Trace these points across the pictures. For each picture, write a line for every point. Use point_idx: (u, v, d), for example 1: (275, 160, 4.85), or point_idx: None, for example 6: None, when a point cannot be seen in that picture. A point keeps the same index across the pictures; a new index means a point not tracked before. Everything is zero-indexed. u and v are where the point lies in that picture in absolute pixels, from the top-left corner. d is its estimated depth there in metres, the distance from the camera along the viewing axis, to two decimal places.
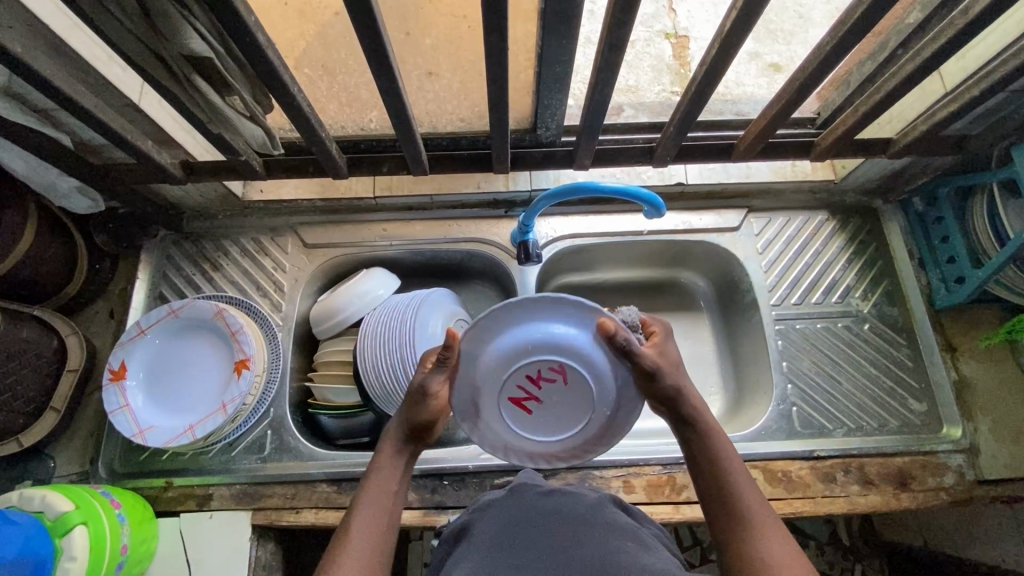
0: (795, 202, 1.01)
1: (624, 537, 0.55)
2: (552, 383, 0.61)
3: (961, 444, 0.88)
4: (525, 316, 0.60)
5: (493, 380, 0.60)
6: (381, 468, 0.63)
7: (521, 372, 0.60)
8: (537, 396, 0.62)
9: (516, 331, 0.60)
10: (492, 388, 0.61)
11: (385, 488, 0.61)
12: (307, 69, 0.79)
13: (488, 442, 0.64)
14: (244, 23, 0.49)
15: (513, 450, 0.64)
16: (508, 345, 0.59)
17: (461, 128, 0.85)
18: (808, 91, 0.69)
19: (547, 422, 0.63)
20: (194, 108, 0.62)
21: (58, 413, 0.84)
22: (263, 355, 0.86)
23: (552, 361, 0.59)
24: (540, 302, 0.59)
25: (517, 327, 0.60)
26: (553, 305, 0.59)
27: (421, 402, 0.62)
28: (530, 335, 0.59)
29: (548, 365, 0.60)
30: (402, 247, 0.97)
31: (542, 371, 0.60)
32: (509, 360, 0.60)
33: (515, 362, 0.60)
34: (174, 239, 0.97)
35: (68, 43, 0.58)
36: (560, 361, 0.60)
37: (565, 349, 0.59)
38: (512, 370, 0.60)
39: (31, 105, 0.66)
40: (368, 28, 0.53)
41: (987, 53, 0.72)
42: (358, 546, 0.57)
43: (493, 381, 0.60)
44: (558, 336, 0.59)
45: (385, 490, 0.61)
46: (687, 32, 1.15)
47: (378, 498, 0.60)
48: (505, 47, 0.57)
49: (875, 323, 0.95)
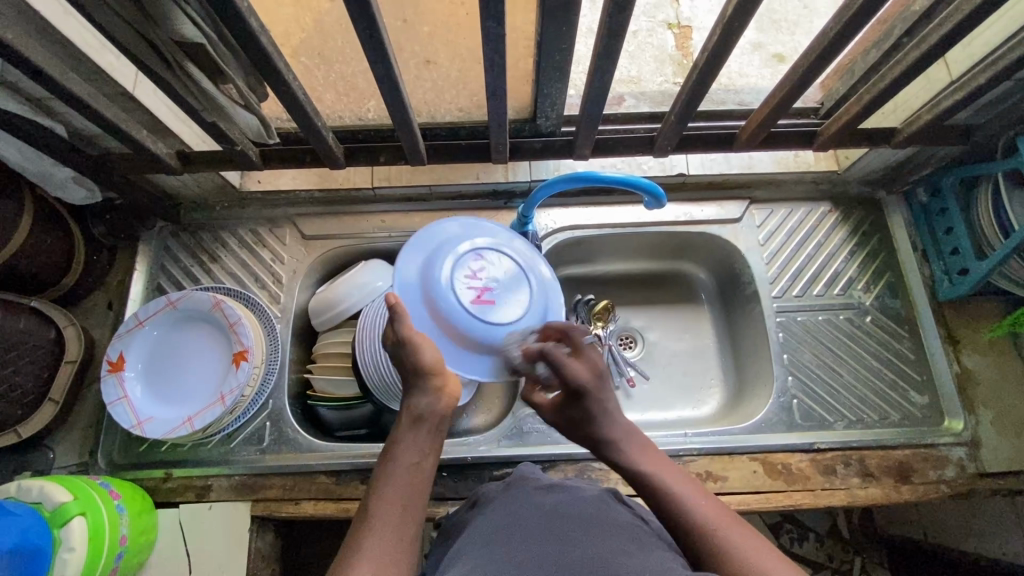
0: (797, 192, 1.00)
1: (627, 534, 0.55)
2: (489, 275, 0.68)
3: (963, 437, 0.87)
4: (427, 242, 0.70)
5: (442, 272, 0.67)
6: (398, 446, 0.58)
7: (462, 263, 0.68)
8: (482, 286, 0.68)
9: (432, 244, 0.70)
10: (442, 271, 0.67)
11: (404, 467, 0.57)
12: (304, 58, 0.77)
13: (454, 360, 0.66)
14: (236, 7, 0.48)
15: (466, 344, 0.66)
16: (445, 247, 0.69)
17: (459, 117, 0.86)
18: (810, 79, 0.69)
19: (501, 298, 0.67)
20: (189, 97, 0.61)
21: (55, 404, 0.84)
22: (261, 347, 0.85)
23: (480, 252, 0.69)
24: (406, 252, 0.69)
25: (411, 260, 0.69)
26: (430, 234, 0.71)
27: (400, 348, 0.61)
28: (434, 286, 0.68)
29: (478, 258, 0.69)
30: (401, 239, 0.97)
31: (479, 265, 0.69)
32: (449, 250, 0.69)
33: (455, 251, 0.69)
34: (172, 230, 0.96)
35: (60, 31, 0.57)
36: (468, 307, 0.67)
37: (484, 244, 0.70)
38: (458, 252, 0.69)
39: (26, 95, 0.66)
40: (362, 15, 0.52)
41: (992, 41, 0.71)
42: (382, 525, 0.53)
43: (438, 270, 0.67)
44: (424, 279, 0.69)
45: (407, 465, 0.57)
46: (690, 22, 1.14)
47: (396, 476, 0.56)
48: (502, 34, 0.56)
49: (877, 315, 0.95)
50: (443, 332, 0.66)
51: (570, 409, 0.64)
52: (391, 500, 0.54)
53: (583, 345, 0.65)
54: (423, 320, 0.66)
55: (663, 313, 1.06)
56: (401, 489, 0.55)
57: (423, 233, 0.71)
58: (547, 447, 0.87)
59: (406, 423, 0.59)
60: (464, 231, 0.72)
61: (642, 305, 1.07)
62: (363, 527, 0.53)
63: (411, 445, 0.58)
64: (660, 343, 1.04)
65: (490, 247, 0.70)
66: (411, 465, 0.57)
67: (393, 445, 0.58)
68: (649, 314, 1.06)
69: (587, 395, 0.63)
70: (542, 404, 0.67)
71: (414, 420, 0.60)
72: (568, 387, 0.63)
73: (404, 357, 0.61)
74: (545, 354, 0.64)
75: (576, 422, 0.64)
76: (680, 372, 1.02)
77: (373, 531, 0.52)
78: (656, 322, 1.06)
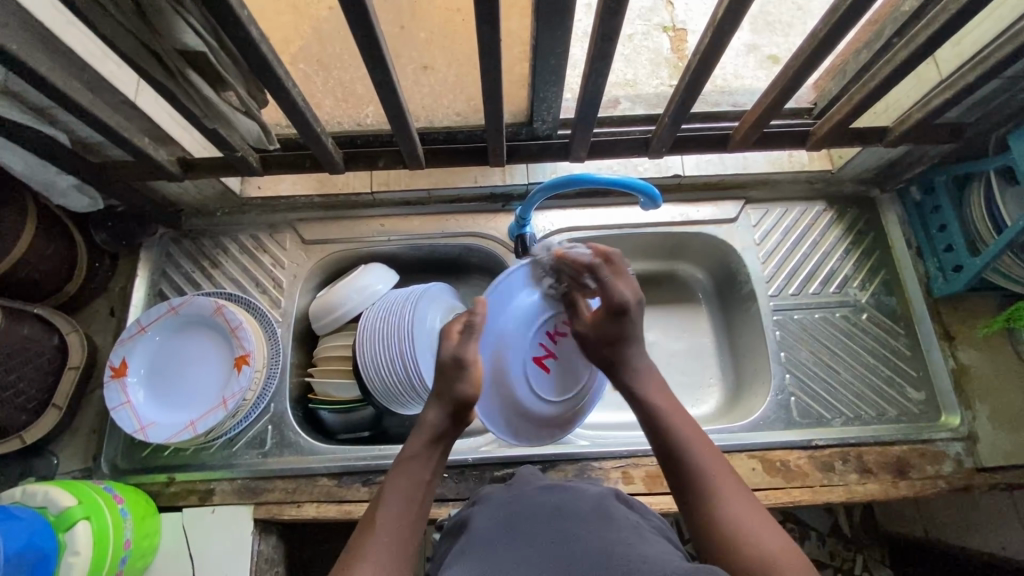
0: (792, 192, 1.01)
1: (627, 531, 0.55)
2: (562, 338, 0.77)
3: (959, 432, 0.88)
4: (501, 309, 0.73)
5: (518, 345, 0.74)
6: (414, 460, 0.61)
7: (539, 334, 0.75)
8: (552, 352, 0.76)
9: (509, 308, 0.73)
10: (517, 349, 0.73)
11: (416, 482, 0.60)
12: (302, 65, 0.78)
13: (510, 429, 0.76)
14: (237, 16, 0.49)
15: (529, 421, 0.76)
16: (514, 318, 0.73)
17: (456, 122, 0.87)
18: (802, 79, 0.70)
19: (557, 375, 0.77)
20: (189, 103, 0.62)
21: (60, 409, 0.85)
22: (263, 351, 0.86)
23: (559, 316, 0.76)
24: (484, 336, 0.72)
25: (490, 324, 0.72)
26: (510, 291, 0.74)
27: (461, 371, 0.65)
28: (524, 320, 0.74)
29: (557, 322, 0.76)
30: (401, 242, 0.98)
31: (553, 330, 0.76)
32: (526, 321, 0.74)
33: (533, 322, 0.74)
34: (173, 236, 0.97)
35: (62, 40, 0.58)
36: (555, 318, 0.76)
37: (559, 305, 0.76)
38: (536, 324, 0.74)
39: (29, 104, 0.66)
40: (359, 21, 0.53)
41: (981, 40, 0.72)
42: (388, 536, 0.55)
43: (516, 347, 0.73)
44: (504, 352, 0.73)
45: (417, 480, 0.60)
46: (685, 25, 1.15)
47: (404, 490, 0.59)
48: (497, 38, 0.57)
49: (873, 313, 0.95)
50: (507, 407, 0.74)
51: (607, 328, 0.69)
52: (397, 507, 0.57)
53: (625, 268, 0.72)
54: (489, 392, 0.73)
55: (661, 313, 1.07)
56: (411, 501, 0.58)
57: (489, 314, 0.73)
58: (547, 448, 0.87)
59: (424, 439, 0.63)
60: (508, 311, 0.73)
61: None
62: (370, 532, 0.55)
63: (423, 462, 0.61)
64: (659, 343, 1.05)
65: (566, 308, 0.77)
66: (421, 481, 0.60)
67: (409, 457, 0.61)
68: (648, 314, 1.07)
69: (628, 314, 0.69)
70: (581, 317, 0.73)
71: (432, 436, 0.63)
72: (613, 305, 0.69)
73: (451, 377, 0.65)
74: (595, 270, 0.72)
75: (609, 339, 0.70)
76: (678, 371, 1.02)
77: (378, 537, 0.55)
78: (654, 322, 1.07)
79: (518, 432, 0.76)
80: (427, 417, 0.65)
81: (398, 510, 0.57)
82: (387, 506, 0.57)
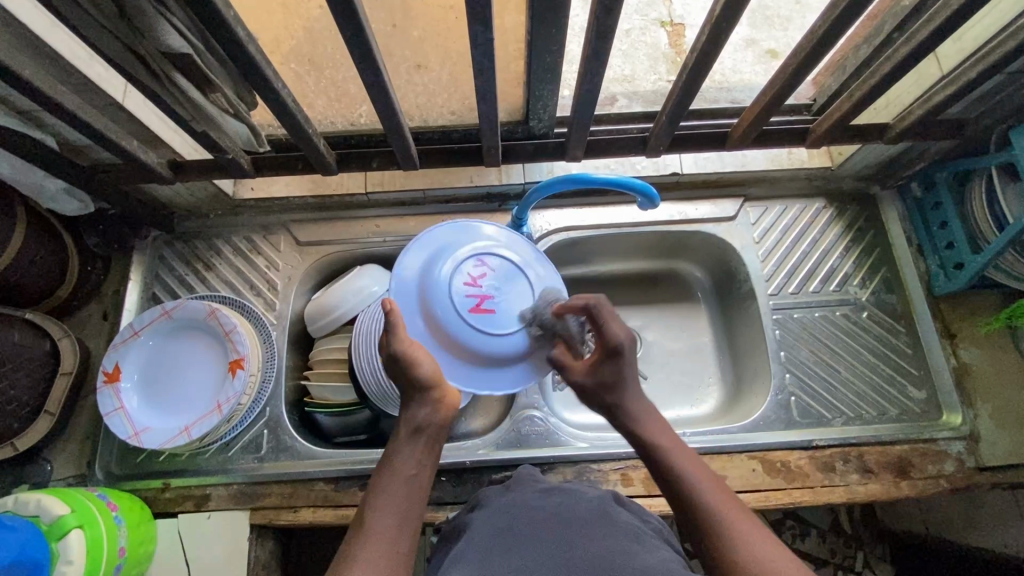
0: (791, 190, 1.00)
1: (626, 536, 0.54)
2: (485, 276, 0.71)
3: (961, 431, 0.87)
4: (413, 264, 0.71)
5: (440, 302, 0.69)
6: (399, 455, 0.59)
7: (455, 282, 0.70)
8: (486, 294, 0.70)
9: (409, 277, 0.70)
10: (440, 306, 0.68)
11: (404, 477, 0.58)
12: (293, 64, 0.79)
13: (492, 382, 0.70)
14: (223, 17, 0.48)
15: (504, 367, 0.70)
16: (431, 268, 0.71)
17: (451, 121, 0.83)
18: (801, 76, 0.69)
19: (500, 312, 0.70)
20: (178, 106, 0.61)
21: (52, 416, 0.83)
22: (258, 355, 0.85)
23: (473, 255, 0.71)
24: (405, 255, 0.72)
25: (401, 302, 0.69)
26: (415, 254, 0.72)
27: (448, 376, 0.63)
28: (442, 266, 0.70)
29: (470, 265, 0.71)
30: (396, 243, 0.97)
31: (471, 274, 0.70)
32: (439, 272, 0.70)
33: (441, 276, 0.70)
34: (166, 239, 0.96)
35: (46, 43, 0.57)
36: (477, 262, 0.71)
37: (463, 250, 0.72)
38: (444, 275, 0.70)
39: (14, 107, 0.65)
40: (348, 21, 0.52)
41: (983, 35, 0.71)
42: (377, 537, 0.53)
43: (439, 304, 0.68)
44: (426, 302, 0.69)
45: (405, 476, 0.58)
46: (682, 20, 1.14)
47: (393, 487, 0.57)
48: (490, 37, 0.56)
49: (873, 311, 0.95)
50: (472, 363, 0.69)
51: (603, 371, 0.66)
52: (387, 505, 0.56)
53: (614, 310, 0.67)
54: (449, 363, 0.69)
55: (659, 313, 1.06)
56: (399, 496, 0.56)
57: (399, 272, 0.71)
58: (546, 450, 0.87)
59: (407, 433, 0.61)
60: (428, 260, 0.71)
61: (639, 305, 1.07)
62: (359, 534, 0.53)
63: (410, 457, 0.59)
64: (657, 343, 1.04)
65: (467, 249, 0.72)
66: (410, 475, 0.58)
67: (394, 453, 0.60)
68: (647, 313, 1.06)
69: (622, 354, 0.66)
70: (572, 364, 0.69)
71: (414, 430, 0.61)
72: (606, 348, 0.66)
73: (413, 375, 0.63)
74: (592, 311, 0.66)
75: (606, 384, 0.66)
76: (677, 371, 1.01)
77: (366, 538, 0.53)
78: (653, 322, 1.06)
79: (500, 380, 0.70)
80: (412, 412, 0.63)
81: (386, 507, 0.55)
82: (375, 504, 0.56)
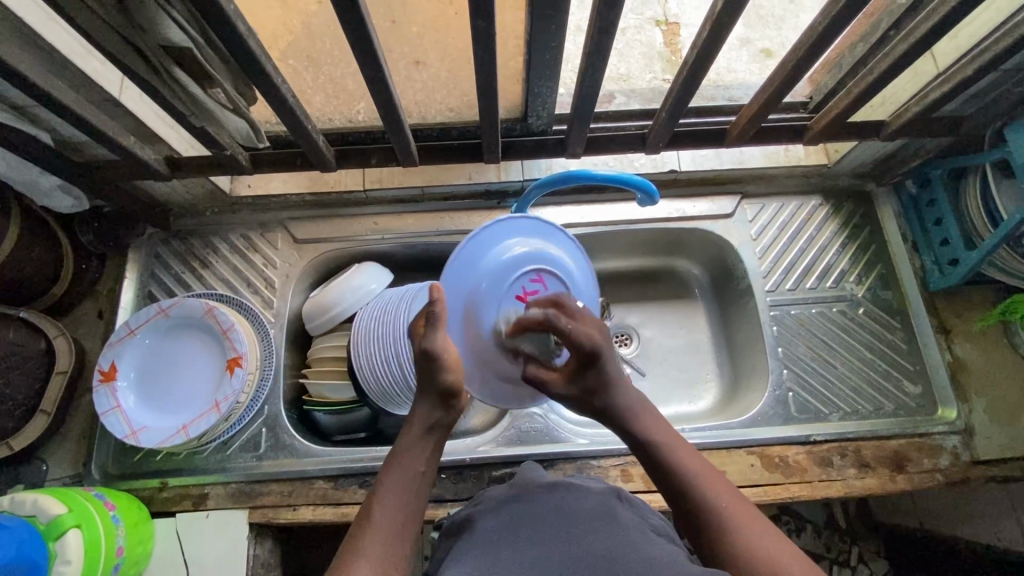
0: (788, 187, 1.01)
1: (629, 531, 0.54)
2: (537, 294, 0.68)
3: (956, 425, 0.88)
4: (468, 263, 0.66)
5: (488, 310, 0.66)
6: (410, 455, 0.59)
7: (510, 295, 0.66)
8: None
9: (471, 274, 0.66)
10: (487, 313, 0.66)
11: (412, 475, 0.58)
12: (292, 61, 0.76)
13: (501, 397, 0.69)
14: (224, 11, 0.48)
15: (522, 383, 0.70)
16: (486, 272, 0.66)
17: (450, 117, 0.86)
18: (799, 74, 0.69)
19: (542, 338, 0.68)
20: (177, 101, 0.61)
21: (49, 415, 0.83)
22: (256, 352, 0.84)
23: (531, 271, 0.67)
24: (464, 249, 0.66)
25: (451, 300, 0.65)
26: (466, 255, 0.66)
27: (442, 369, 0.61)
28: (500, 264, 0.67)
29: (527, 279, 0.67)
30: (395, 241, 0.96)
31: (524, 288, 0.67)
32: (495, 280, 0.66)
33: (499, 283, 0.66)
34: (162, 237, 0.95)
35: (43, 38, 0.56)
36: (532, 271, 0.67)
37: (530, 262, 0.68)
38: (503, 285, 0.66)
39: (10, 103, 0.64)
40: (349, 15, 0.52)
41: (978, 32, 0.71)
42: (382, 537, 0.53)
43: (486, 312, 0.66)
44: (467, 305, 0.65)
45: (412, 477, 0.58)
46: (678, 19, 1.14)
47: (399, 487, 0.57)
48: (491, 33, 0.56)
49: (869, 307, 0.95)
50: (496, 377, 0.68)
51: (585, 378, 0.62)
52: (394, 504, 0.55)
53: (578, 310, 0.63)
54: (474, 370, 0.67)
55: (657, 310, 1.07)
56: (407, 497, 0.56)
57: (452, 266, 0.65)
58: (545, 446, 0.87)
59: (417, 431, 0.60)
60: (485, 255, 0.67)
61: (637, 302, 1.07)
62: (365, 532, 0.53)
63: (418, 456, 0.59)
64: (655, 339, 1.04)
65: (536, 258, 0.68)
66: (419, 473, 0.58)
67: (405, 450, 0.59)
68: (644, 310, 1.07)
69: (601, 358, 0.61)
70: (549, 376, 0.64)
71: (425, 429, 0.60)
72: (582, 353, 0.61)
73: (426, 370, 0.60)
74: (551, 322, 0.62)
75: (591, 392, 0.62)
76: (677, 367, 1.02)
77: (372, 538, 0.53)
78: (651, 318, 1.06)
79: (511, 394, 0.69)
80: (416, 411, 0.62)
81: (396, 506, 0.55)
82: (383, 503, 0.55)
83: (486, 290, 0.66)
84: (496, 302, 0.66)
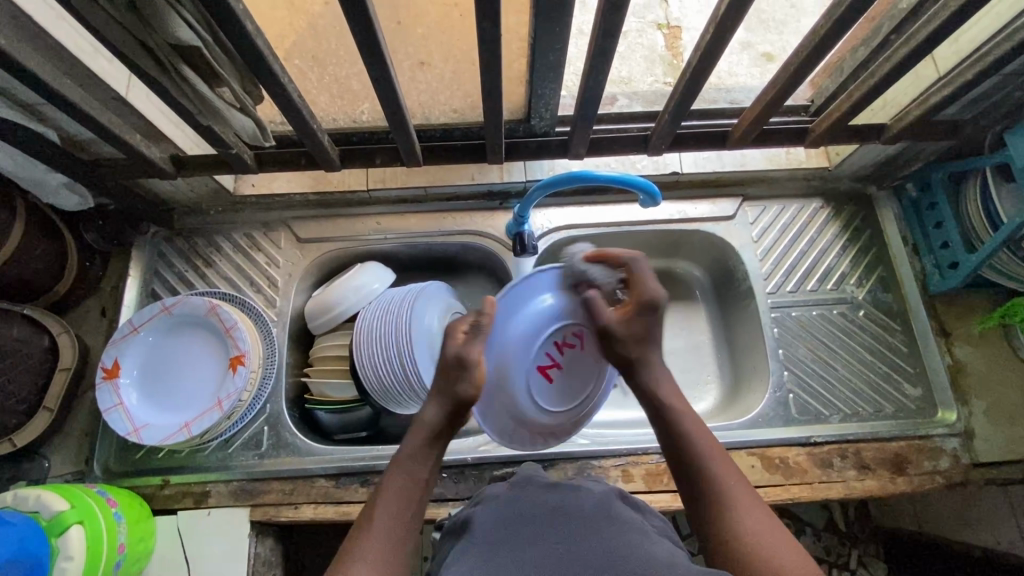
0: (789, 190, 1.01)
1: (630, 529, 0.54)
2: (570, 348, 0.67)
3: (956, 428, 0.88)
4: (514, 308, 0.65)
5: (522, 357, 0.65)
6: (412, 460, 0.59)
7: (545, 344, 0.66)
8: (559, 363, 0.67)
9: (512, 318, 0.65)
10: (519, 360, 0.65)
11: (410, 481, 0.58)
12: (297, 61, 0.78)
13: (506, 437, 0.70)
14: (233, 11, 0.48)
15: (529, 427, 0.69)
16: (528, 320, 0.65)
17: (452, 119, 0.85)
18: (801, 77, 0.69)
19: (564, 387, 0.68)
20: (184, 99, 0.61)
21: (50, 412, 0.83)
22: (258, 351, 0.85)
23: (572, 324, 0.67)
24: (515, 291, 0.65)
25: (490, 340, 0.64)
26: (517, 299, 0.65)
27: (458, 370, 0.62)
28: (544, 314, 0.66)
29: (567, 332, 0.67)
30: (398, 241, 0.97)
31: (562, 338, 0.67)
32: (534, 330, 0.65)
33: (537, 333, 0.65)
34: (165, 235, 0.95)
35: (51, 36, 0.56)
36: (574, 325, 0.67)
37: (574, 315, 0.67)
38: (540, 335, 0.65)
39: (17, 100, 0.65)
40: (356, 16, 0.52)
41: (978, 37, 0.72)
42: (380, 540, 0.53)
43: (519, 358, 0.65)
44: (504, 352, 0.65)
45: (412, 482, 0.58)
46: (679, 22, 1.15)
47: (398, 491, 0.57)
48: (497, 35, 0.56)
49: (870, 309, 0.96)
50: (504, 412, 0.67)
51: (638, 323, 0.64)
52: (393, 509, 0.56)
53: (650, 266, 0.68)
54: (491, 408, 0.67)
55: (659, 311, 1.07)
56: (406, 502, 0.57)
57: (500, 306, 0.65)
58: (546, 446, 0.87)
59: (420, 438, 0.61)
60: (533, 302, 0.66)
61: None
62: (364, 535, 0.54)
63: (420, 462, 0.60)
64: None
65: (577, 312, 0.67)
66: (420, 479, 0.59)
67: (409, 455, 0.60)
68: None
69: (658, 310, 0.65)
70: (606, 309, 0.65)
71: (430, 435, 0.61)
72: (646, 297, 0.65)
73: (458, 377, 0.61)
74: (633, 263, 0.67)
75: (637, 338, 0.65)
76: (679, 368, 1.02)
77: (369, 541, 0.53)
78: None
79: (516, 437, 0.70)
80: (425, 414, 0.62)
81: (395, 510, 0.56)
82: (383, 506, 0.56)
83: (525, 339, 0.65)
84: (530, 353, 0.65)
